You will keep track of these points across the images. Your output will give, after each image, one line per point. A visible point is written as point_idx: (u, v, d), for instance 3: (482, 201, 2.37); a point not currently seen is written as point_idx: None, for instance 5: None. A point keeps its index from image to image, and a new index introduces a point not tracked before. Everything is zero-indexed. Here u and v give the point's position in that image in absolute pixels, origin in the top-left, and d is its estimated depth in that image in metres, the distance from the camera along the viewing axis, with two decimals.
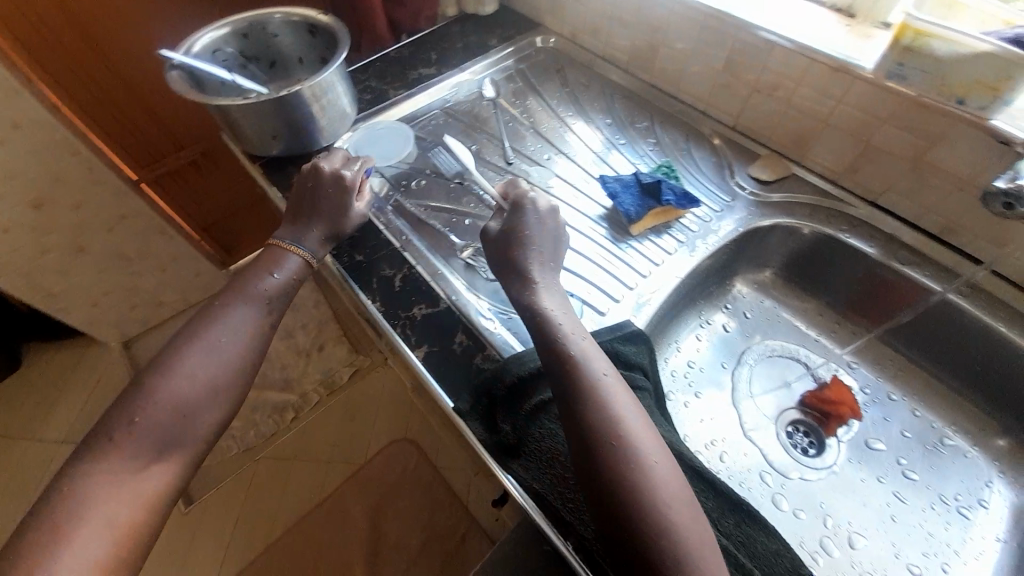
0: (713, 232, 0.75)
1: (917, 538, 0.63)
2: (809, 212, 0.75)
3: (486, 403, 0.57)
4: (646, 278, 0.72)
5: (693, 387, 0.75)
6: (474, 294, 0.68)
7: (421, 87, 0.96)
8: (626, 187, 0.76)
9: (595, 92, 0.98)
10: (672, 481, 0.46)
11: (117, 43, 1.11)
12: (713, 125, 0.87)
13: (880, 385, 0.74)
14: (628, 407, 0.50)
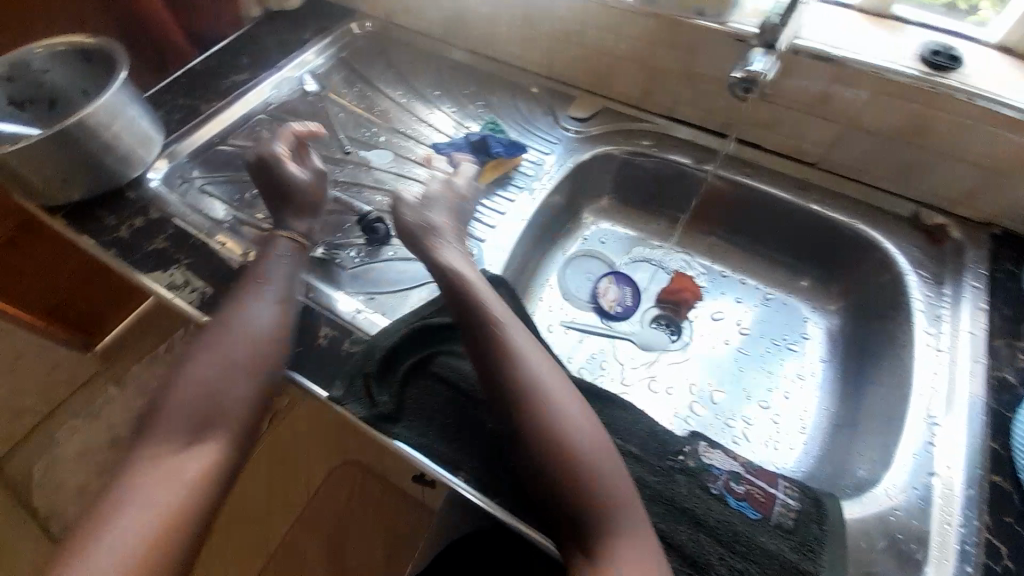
0: (545, 174, 0.81)
1: (758, 379, 0.77)
2: (625, 137, 0.84)
3: (361, 381, 0.58)
4: (495, 228, 0.76)
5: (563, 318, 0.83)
6: (332, 286, 0.69)
7: (236, 96, 0.91)
8: (459, 148, 0.78)
9: (421, 68, 0.99)
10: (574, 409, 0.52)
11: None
12: (532, 77, 0.92)
13: (713, 268, 0.87)
14: (562, 394, 0.53)
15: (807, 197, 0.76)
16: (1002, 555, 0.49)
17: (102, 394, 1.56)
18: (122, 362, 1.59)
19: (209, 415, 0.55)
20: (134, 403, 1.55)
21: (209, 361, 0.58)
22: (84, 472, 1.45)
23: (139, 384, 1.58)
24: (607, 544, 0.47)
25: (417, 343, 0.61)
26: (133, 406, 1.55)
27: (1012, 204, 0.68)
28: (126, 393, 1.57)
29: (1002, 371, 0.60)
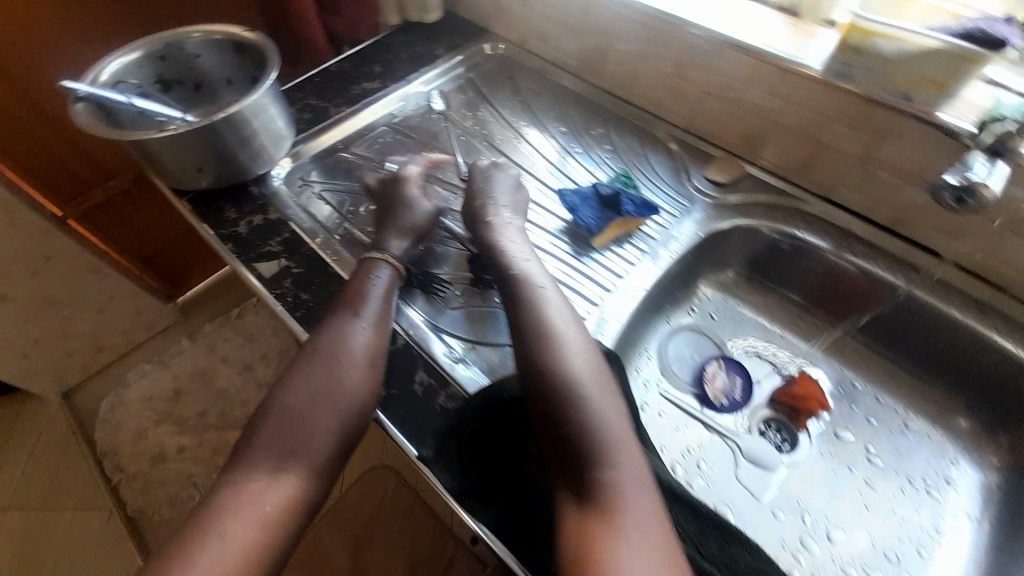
0: (672, 240, 0.74)
1: (886, 524, 0.65)
2: (767, 213, 0.76)
3: (454, 450, 0.54)
4: (610, 292, 0.69)
5: (658, 397, 0.74)
6: (433, 325, 0.65)
7: (363, 104, 0.91)
8: (585, 199, 0.73)
9: (548, 99, 0.95)
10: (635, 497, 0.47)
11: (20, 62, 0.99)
12: (668, 127, 0.85)
13: (842, 373, 0.76)
14: (637, 474, 0.49)
15: (989, 324, 0.64)
16: None
17: (174, 346, 1.62)
18: (197, 321, 1.66)
19: (296, 443, 0.51)
20: (199, 360, 1.59)
21: (303, 384, 0.54)
22: (143, 418, 1.50)
23: (206, 342, 1.62)
24: None
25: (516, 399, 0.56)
26: (196, 362, 1.58)
27: None
28: (195, 348, 1.61)
29: None
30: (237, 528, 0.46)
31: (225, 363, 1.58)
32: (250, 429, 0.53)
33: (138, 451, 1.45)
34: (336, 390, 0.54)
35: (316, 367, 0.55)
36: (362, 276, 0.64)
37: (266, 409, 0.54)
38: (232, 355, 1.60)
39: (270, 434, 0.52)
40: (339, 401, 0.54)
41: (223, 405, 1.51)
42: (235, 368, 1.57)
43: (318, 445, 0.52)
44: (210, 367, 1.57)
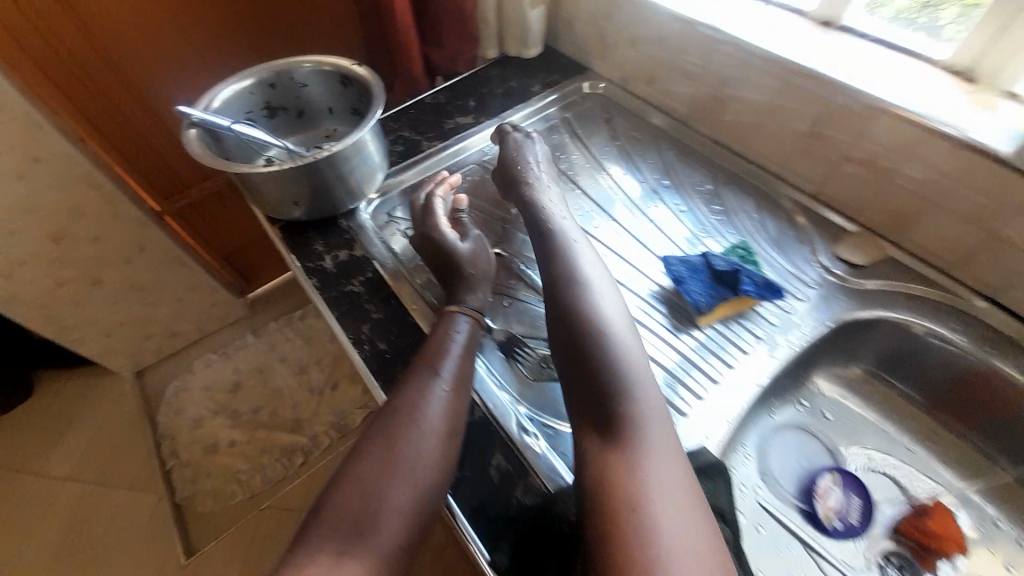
0: (793, 327, 0.64)
1: None
2: (910, 307, 0.65)
3: (532, 558, 0.48)
4: (719, 383, 0.60)
5: (755, 507, 0.63)
6: (516, 398, 0.59)
7: (456, 139, 0.88)
8: (696, 272, 0.65)
9: (649, 147, 0.88)
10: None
11: (144, 69, 1.06)
12: (788, 191, 0.76)
13: (988, 513, 0.62)
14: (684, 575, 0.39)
15: None
16: None
17: (239, 341, 1.67)
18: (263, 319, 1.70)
19: (367, 521, 0.46)
20: (260, 358, 1.62)
21: (374, 449, 0.50)
22: (203, 408, 1.54)
23: (268, 342, 1.65)
24: None
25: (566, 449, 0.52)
26: (257, 360, 1.62)
27: None
28: (258, 345, 1.65)
29: None
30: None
31: (283, 364, 1.61)
32: (320, 497, 0.49)
33: (194, 440, 1.48)
34: (408, 462, 0.49)
35: (391, 431, 0.51)
36: (447, 331, 0.59)
37: (341, 475, 0.49)
38: (291, 357, 1.62)
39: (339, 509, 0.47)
40: (412, 477, 0.49)
41: (276, 406, 1.53)
42: (291, 372, 1.59)
43: (388, 527, 0.46)
44: (269, 368, 1.60)
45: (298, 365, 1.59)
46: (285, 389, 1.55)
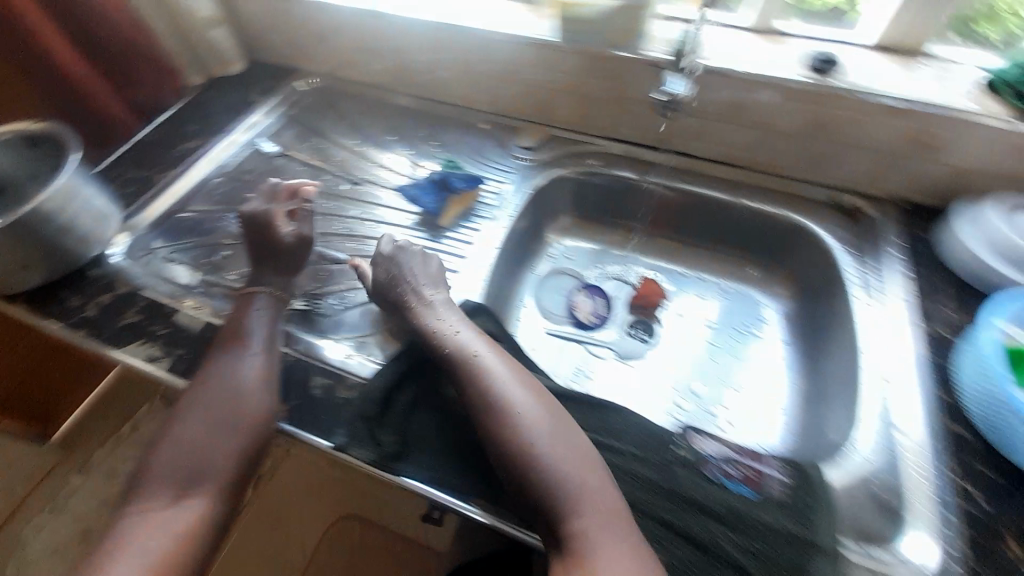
0: (505, 201, 0.86)
1: (731, 365, 0.81)
2: (571, 161, 0.92)
3: (362, 425, 0.58)
4: (466, 258, 0.79)
5: (541, 336, 0.86)
6: (325, 336, 0.68)
7: (190, 165, 0.92)
8: (422, 189, 0.82)
9: (373, 117, 1.03)
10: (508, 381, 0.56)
11: None
12: (479, 114, 0.99)
13: (672, 268, 0.93)
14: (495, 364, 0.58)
15: (740, 194, 0.86)
16: (970, 493, 0.53)
17: (64, 485, 1.43)
18: (86, 447, 1.47)
19: (198, 467, 0.55)
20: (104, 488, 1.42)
21: (190, 416, 0.57)
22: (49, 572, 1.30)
23: (106, 468, 1.45)
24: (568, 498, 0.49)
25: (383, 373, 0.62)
26: (100, 491, 1.42)
27: (907, 178, 0.79)
28: (89, 479, 1.43)
29: (932, 325, 0.67)
30: (149, 544, 0.50)
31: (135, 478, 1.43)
32: (153, 465, 0.55)
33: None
34: (228, 413, 0.57)
35: (201, 401, 0.58)
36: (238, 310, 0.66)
37: (166, 443, 0.56)
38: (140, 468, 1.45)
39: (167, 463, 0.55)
40: (243, 427, 0.57)
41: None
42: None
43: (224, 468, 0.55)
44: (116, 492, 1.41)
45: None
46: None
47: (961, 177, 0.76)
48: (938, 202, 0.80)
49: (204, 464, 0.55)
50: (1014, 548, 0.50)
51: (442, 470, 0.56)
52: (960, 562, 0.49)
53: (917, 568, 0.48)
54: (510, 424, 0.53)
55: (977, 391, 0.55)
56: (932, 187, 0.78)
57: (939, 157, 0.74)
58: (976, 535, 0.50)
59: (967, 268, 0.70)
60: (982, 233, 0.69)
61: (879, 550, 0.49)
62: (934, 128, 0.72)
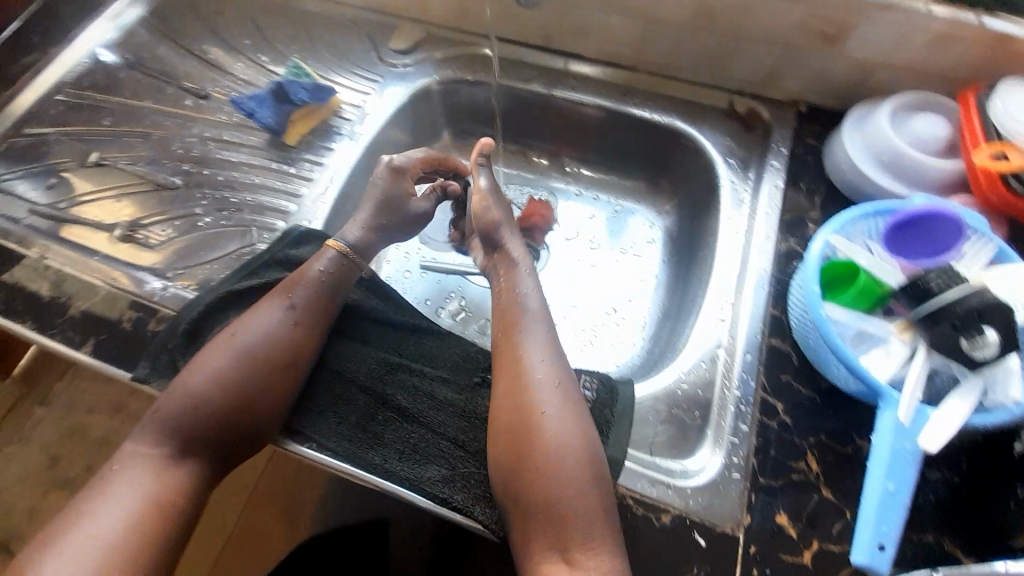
0: (367, 115, 0.78)
1: (604, 287, 0.79)
2: (450, 65, 0.81)
3: (166, 358, 0.56)
4: (316, 181, 0.72)
5: (414, 262, 0.82)
6: (145, 269, 0.64)
7: (24, 81, 0.80)
8: (260, 101, 0.74)
9: (232, 17, 0.89)
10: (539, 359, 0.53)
11: None
12: (352, 11, 0.86)
13: (566, 188, 0.87)
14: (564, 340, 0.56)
15: (629, 101, 0.77)
16: (776, 409, 0.52)
17: (25, 418, 1.18)
18: (47, 378, 1.21)
19: (195, 427, 0.50)
20: (65, 421, 1.18)
21: (268, 378, 0.52)
22: (19, 500, 1.12)
23: (68, 400, 1.19)
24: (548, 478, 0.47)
25: (331, 340, 0.58)
26: (63, 424, 1.18)
27: (808, 78, 0.70)
28: (54, 410, 1.19)
29: (791, 240, 0.63)
30: (120, 502, 0.47)
31: (94, 412, 1.19)
32: (167, 430, 0.50)
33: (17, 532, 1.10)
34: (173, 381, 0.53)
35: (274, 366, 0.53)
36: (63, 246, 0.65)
37: (167, 408, 0.51)
38: (101, 401, 1.20)
39: (164, 427, 0.50)
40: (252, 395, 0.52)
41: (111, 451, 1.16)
42: (106, 414, 1.18)
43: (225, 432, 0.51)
44: (78, 424, 1.17)
45: (111, 403, 1.18)
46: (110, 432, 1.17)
47: (864, 74, 0.67)
48: (841, 103, 0.71)
49: (212, 422, 0.51)
50: (810, 463, 0.50)
51: (348, 446, 0.52)
52: (741, 467, 0.49)
53: (696, 477, 0.49)
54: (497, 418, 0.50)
55: (799, 316, 0.53)
56: (834, 87, 0.70)
57: (841, 50, 0.65)
58: (773, 449, 0.50)
59: (846, 179, 0.64)
60: (865, 136, 0.63)
61: (670, 461, 0.51)
62: (835, 13, 0.62)
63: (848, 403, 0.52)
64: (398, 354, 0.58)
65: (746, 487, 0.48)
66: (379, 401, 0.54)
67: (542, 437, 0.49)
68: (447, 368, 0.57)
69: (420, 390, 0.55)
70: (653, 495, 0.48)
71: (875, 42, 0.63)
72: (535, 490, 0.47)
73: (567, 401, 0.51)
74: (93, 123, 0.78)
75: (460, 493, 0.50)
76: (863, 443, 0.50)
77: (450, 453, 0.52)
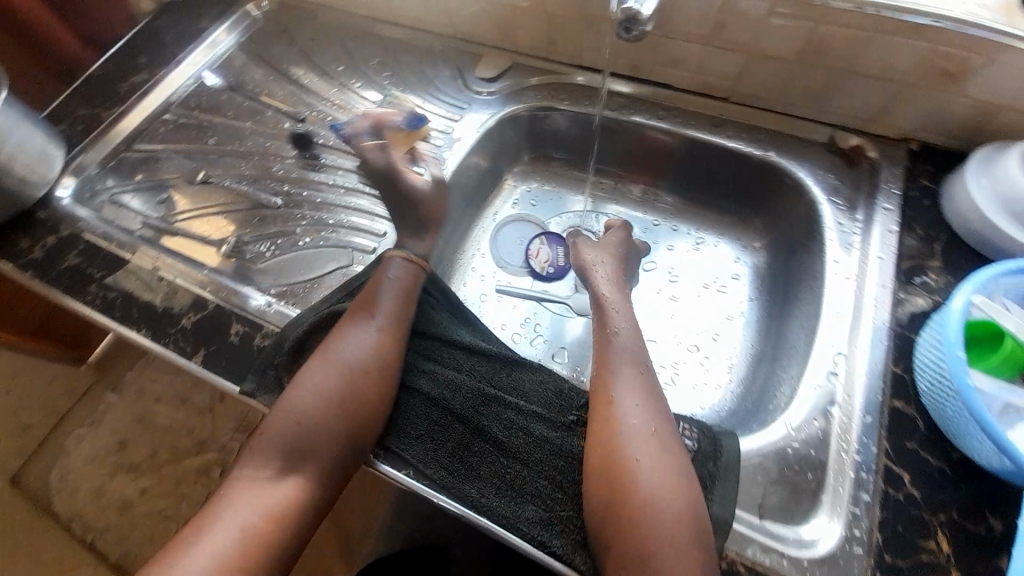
0: (454, 142, 0.79)
1: (687, 324, 0.76)
2: (535, 94, 0.82)
3: (270, 377, 0.57)
4: (405, 205, 0.74)
5: (491, 287, 0.81)
6: (251, 284, 0.66)
7: (136, 100, 0.86)
8: (360, 129, 0.75)
9: (325, 42, 0.92)
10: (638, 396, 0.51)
11: None
12: (439, 39, 0.88)
13: (645, 218, 0.85)
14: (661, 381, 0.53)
15: (720, 133, 0.75)
16: (901, 478, 0.48)
17: (100, 403, 1.24)
18: (121, 367, 1.26)
19: (300, 444, 0.51)
20: (136, 408, 1.22)
21: (363, 397, 0.53)
22: (92, 486, 1.16)
23: (138, 388, 1.24)
24: (648, 526, 0.44)
25: (427, 365, 0.59)
26: (133, 411, 1.22)
27: (925, 116, 0.65)
28: (125, 398, 1.24)
29: (909, 290, 0.58)
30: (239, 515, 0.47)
31: (161, 400, 1.22)
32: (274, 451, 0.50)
33: (96, 518, 1.13)
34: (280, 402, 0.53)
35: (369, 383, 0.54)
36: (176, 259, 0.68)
37: (273, 427, 0.51)
38: (168, 390, 1.24)
39: (269, 445, 0.51)
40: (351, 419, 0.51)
41: (173, 441, 1.18)
42: (172, 405, 1.22)
43: (324, 454, 0.51)
44: (146, 411, 1.22)
45: (178, 395, 1.22)
46: (174, 421, 1.21)
47: (991, 116, 0.62)
48: (960, 143, 0.67)
49: (315, 439, 0.51)
50: (940, 543, 0.45)
51: (444, 477, 0.51)
52: (864, 542, 0.46)
53: (813, 548, 0.46)
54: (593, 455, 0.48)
55: (930, 379, 0.49)
56: (955, 126, 0.65)
57: (968, 90, 0.61)
58: (898, 523, 0.46)
59: (969, 227, 0.59)
60: (993, 181, 0.58)
61: (782, 527, 0.47)
62: (964, 54, 0.58)
63: (983, 478, 0.47)
64: (492, 384, 0.57)
65: (870, 566, 0.45)
66: (475, 431, 0.54)
67: (636, 483, 0.45)
68: (540, 401, 0.56)
69: (515, 424, 0.54)
70: (765, 564, 0.45)
71: (1010, 84, 0.58)
72: (627, 542, 0.44)
73: (663, 447, 0.47)
74: (198, 142, 0.83)
75: (558, 538, 0.48)
76: (996, 522, 0.46)
77: (550, 494, 0.50)
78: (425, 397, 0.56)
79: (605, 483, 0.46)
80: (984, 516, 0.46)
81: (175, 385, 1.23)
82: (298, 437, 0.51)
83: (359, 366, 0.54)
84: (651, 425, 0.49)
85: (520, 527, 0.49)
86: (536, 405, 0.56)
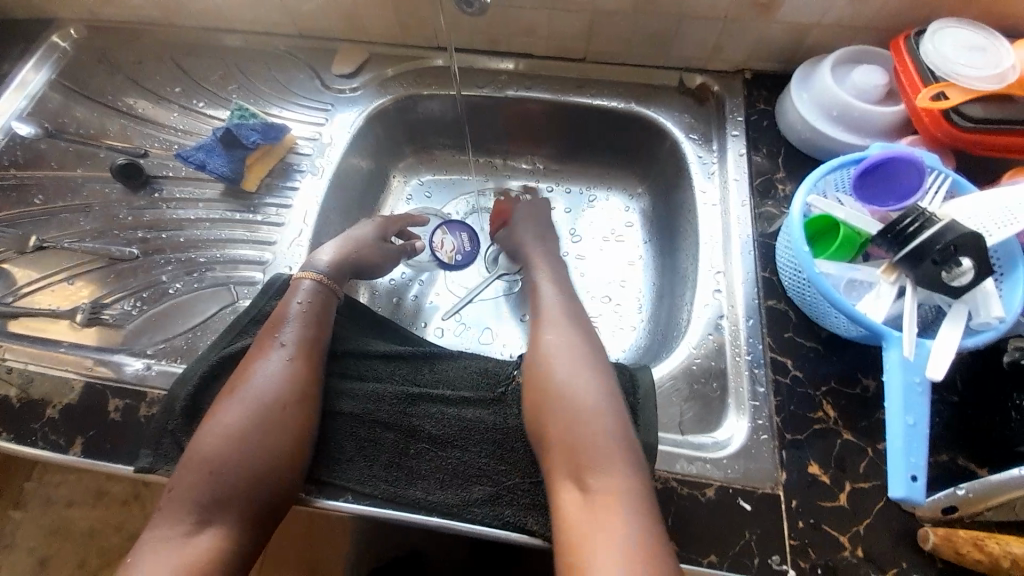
0: (325, 147, 0.75)
1: (595, 277, 0.80)
2: (400, 83, 0.79)
3: (170, 442, 0.52)
4: (284, 224, 0.69)
5: (403, 288, 0.79)
6: (122, 351, 0.59)
7: None
8: (210, 150, 0.69)
9: (154, 64, 0.82)
10: (570, 338, 0.56)
11: None
12: (285, 41, 0.82)
13: (537, 186, 0.87)
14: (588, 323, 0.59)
15: (585, 93, 0.78)
16: (786, 365, 0.55)
17: (1, 526, 1.04)
18: (15, 479, 1.07)
19: (215, 497, 0.47)
20: (48, 518, 1.05)
21: (286, 430, 0.50)
22: None
23: (44, 496, 1.06)
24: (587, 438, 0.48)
25: (343, 382, 0.57)
26: (44, 523, 1.05)
27: (751, 46, 0.72)
28: (32, 511, 1.05)
29: (766, 203, 0.66)
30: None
31: (75, 504, 1.06)
32: (187, 515, 0.46)
33: None
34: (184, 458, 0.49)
35: (299, 414, 0.52)
36: (20, 343, 0.59)
37: (179, 488, 0.47)
38: (81, 490, 1.07)
39: (182, 513, 0.47)
40: (270, 457, 0.49)
41: (101, 542, 1.04)
42: (87, 505, 1.06)
43: (247, 502, 0.48)
44: (59, 520, 1.04)
45: (92, 491, 1.06)
46: (97, 521, 1.05)
47: (801, 36, 0.70)
48: (783, 65, 0.75)
49: (233, 488, 0.47)
50: (827, 411, 0.52)
51: (386, 487, 0.51)
52: (768, 428, 0.52)
53: (728, 446, 0.51)
54: (535, 391, 0.52)
55: (791, 275, 0.56)
56: (776, 51, 0.73)
57: (777, 16, 0.68)
58: (792, 405, 0.53)
59: (802, 136, 0.67)
60: (813, 94, 0.66)
61: (700, 436, 0.53)
62: None
63: (849, 346, 0.55)
64: (415, 383, 0.57)
65: (776, 446, 0.51)
66: (405, 433, 0.53)
67: (557, 385, 0.52)
68: (467, 386, 0.57)
69: (445, 416, 0.54)
70: (694, 472, 0.50)
71: (809, 5, 0.66)
72: (553, 433, 0.49)
73: (580, 355, 0.54)
74: (22, 204, 0.71)
75: (510, 509, 0.50)
76: (870, 382, 0.53)
77: (496, 471, 0.51)
78: (348, 414, 0.54)
79: (548, 410, 0.51)
80: (858, 379, 0.53)
81: (86, 482, 1.07)
82: (212, 490, 0.47)
83: (265, 402, 0.51)
84: (583, 359, 0.54)
85: (469, 512, 0.49)
86: (462, 389, 0.56)
